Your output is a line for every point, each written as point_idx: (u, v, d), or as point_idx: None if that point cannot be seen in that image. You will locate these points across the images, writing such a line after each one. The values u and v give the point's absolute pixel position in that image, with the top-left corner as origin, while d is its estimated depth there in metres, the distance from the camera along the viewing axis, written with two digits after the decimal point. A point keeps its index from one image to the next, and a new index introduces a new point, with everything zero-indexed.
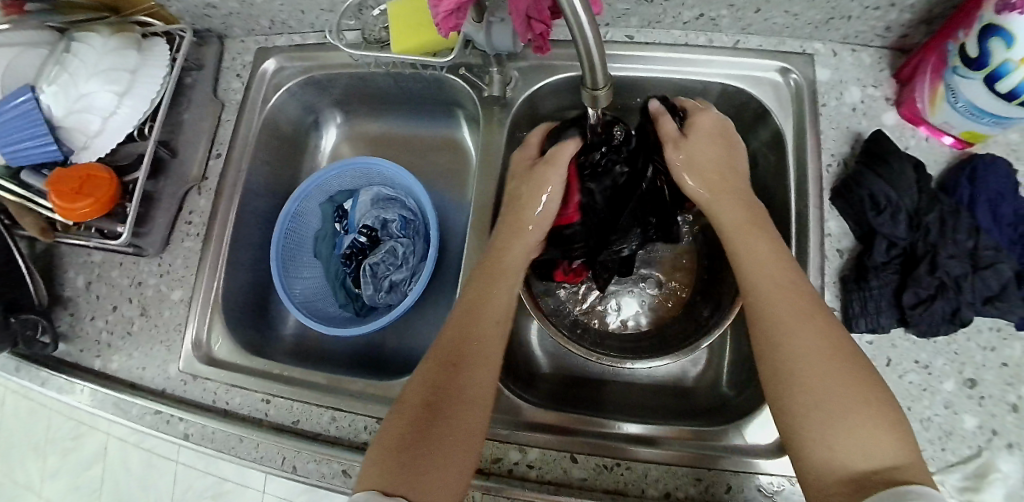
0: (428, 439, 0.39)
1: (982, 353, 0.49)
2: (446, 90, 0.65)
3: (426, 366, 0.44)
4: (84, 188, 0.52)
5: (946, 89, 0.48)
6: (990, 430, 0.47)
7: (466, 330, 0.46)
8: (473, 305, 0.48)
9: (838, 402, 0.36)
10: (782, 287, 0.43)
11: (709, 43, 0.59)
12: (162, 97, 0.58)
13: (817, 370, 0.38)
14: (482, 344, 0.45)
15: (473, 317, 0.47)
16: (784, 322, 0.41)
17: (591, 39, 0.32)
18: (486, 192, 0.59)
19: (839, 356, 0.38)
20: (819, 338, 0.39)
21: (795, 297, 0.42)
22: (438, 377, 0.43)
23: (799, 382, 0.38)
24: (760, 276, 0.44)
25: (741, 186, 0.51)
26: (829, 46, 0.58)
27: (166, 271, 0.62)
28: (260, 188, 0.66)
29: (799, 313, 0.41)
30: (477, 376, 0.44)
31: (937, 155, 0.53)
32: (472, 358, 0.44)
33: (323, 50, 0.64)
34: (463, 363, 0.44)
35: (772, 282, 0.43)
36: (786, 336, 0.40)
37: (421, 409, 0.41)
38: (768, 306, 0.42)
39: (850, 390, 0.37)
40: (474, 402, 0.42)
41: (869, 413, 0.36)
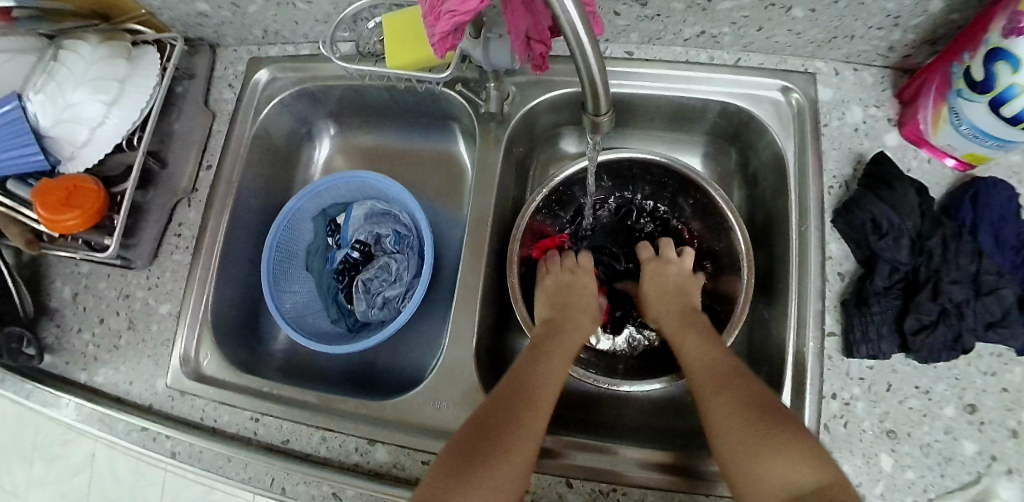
0: (485, 463, 0.41)
1: (982, 378, 0.48)
2: (442, 103, 0.64)
3: (485, 404, 0.46)
4: (70, 200, 0.51)
5: (950, 111, 0.47)
6: (989, 456, 0.46)
7: (526, 373, 0.49)
8: (530, 356, 0.51)
9: (756, 443, 0.40)
10: (711, 361, 0.49)
11: (709, 60, 0.59)
12: (151, 107, 0.57)
13: (732, 419, 0.43)
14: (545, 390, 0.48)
15: (532, 363, 0.50)
16: (709, 392, 0.46)
17: (592, 59, 0.31)
18: (482, 208, 0.58)
19: (756, 404, 0.43)
20: (739, 394, 0.44)
21: (718, 367, 0.47)
22: (495, 409, 0.45)
23: (725, 441, 0.42)
24: (697, 353, 0.50)
25: (684, 293, 0.59)
26: (831, 65, 0.57)
27: (155, 284, 0.61)
28: (252, 200, 0.65)
29: (715, 380, 0.46)
30: (530, 425, 0.44)
31: (938, 178, 0.53)
32: (536, 397, 0.47)
33: (318, 61, 0.63)
34: (528, 398, 0.46)
35: (705, 361, 0.49)
36: (714, 399, 0.45)
37: (478, 436, 0.43)
38: (697, 381, 0.48)
39: (760, 428, 0.41)
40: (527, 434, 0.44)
41: (782, 448, 0.39)
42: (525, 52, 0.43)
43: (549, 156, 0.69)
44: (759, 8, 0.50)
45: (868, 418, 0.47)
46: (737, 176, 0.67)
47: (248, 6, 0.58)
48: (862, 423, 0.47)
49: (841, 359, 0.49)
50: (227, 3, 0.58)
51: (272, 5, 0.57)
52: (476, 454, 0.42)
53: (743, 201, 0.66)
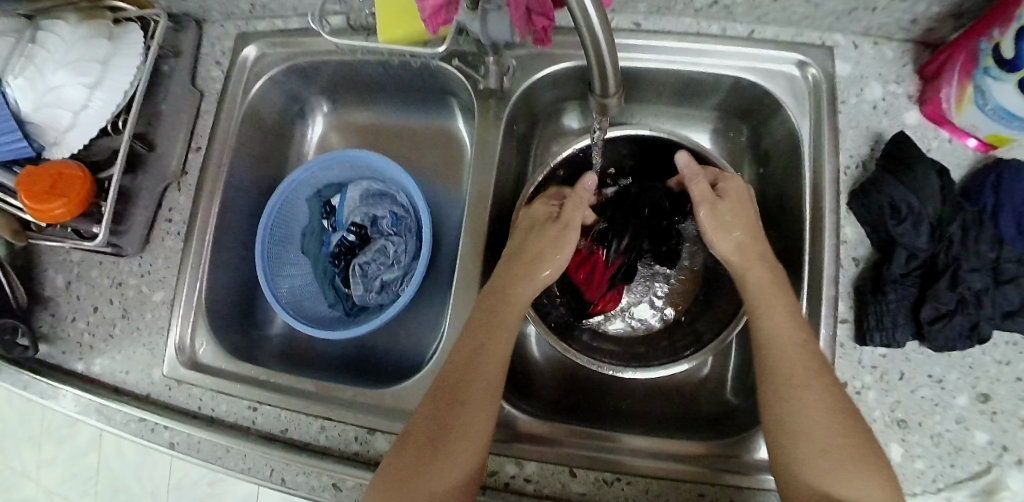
0: (421, 476, 0.39)
1: (996, 367, 0.47)
2: (438, 78, 0.61)
3: (426, 404, 0.43)
4: (56, 188, 0.49)
5: (975, 90, 0.44)
6: (1000, 446, 0.45)
7: (464, 366, 0.44)
8: (478, 341, 0.45)
9: (836, 460, 0.37)
10: (798, 348, 0.41)
11: (721, 32, 0.56)
12: (136, 88, 0.54)
13: (823, 424, 0.38)
14: (483, 377, 0.43)
15: (479, 347, 0.45)
16: (784, 393, 0.40)
17: (600, 37, 0.29)
18: (481, 191, 0.56)
19: (843, 415, 0.38)
20: (825, 394, 0.39)
21: (809, 358, 0.41)
22: (432, 417, 0.42)
23: (799, 435, 0.38)
24: (773, 319, 0.43)
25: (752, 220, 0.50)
26: (850, 38, 0.54)
27: (148, 271, 0.59)
28: (244, 183, 0.63)
29: (805, 372, 0.40)
30: (473, 415, 0.42)
31: (959, 159, 0.51)
32: (471, 397, 0.42)
33: (308, 35, 0.60)
34: (463, 402, 0.42)
35: (783, 333, 0.42)
36: (797, 389, 0.40)
37: (420, 446, 0.41)
38: (782, 359, 0.41)
39: (852, 446, 0.37)
40: (466, 440, 0.41)
41: (858, 466, 0.37)
42: (525, 26, 0.40)
43: (552, 134, 0.67)
44: None
45: (879, 408, 0.46)
46: (747, 155, 0.64)
47: None
48: (873, 412, 0.46)
49: (853, 348, 0.47)
50: None
51: None
52: (423, 459, 0.40)
53: (753, 181, 0.64)
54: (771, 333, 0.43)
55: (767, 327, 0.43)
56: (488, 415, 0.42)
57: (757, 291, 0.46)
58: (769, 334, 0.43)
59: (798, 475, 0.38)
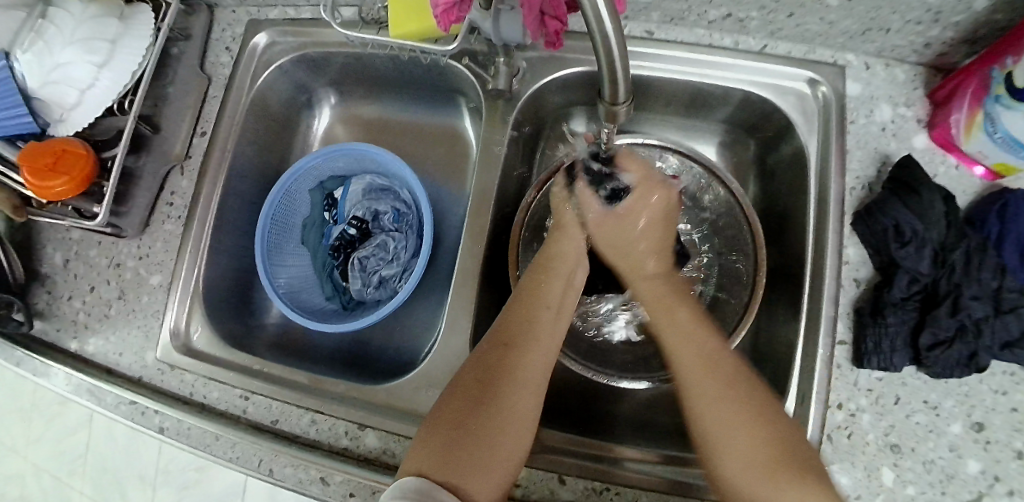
0: (476, 415, 0.39)
1: (992, 396, 0.46)
2: (447, 75, 0.61)
3: (480, 352, 0.43)
4: (57, 165, 0.48)
5: (985, 118, 0.44)
6: (992, 476, 0.45)
7: (520, 318, 0.45)
8: (528, 294, 0.48)
9: (759, 474, 0.35)
10: (707, 370, 0.40)
11: (733, 45, 0.56)
12: (144, 70, 0.53)
13: (737, 435, 0.37)
14: (536, 327, 0.45)
15: (532, 298, 0.47)
16: (704, 397, 0.39)
17: (615, 42, 0.28)
18: (484, 191, 0.56)
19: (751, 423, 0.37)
20: (737, 412, 0.38)
21: (711, 364, 0.40)
22: (489, 359, 0.42)
23: (721, 453, 0.37)
24: (684, 345, 0.42)
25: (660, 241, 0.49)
26: (862, 58, 0.54)
27: (146, 254, 0.59)
28: (247, 170, 0.63)
29: (712, 375, 0.40)
30: (528, 362, 0.43)
31: (965, 186, 0.50)
32: (525, 341, 0.44)
33: (319, 26, 0.60)
34: (516, 344, 0.43)
35: (692, 350, 0.42)
36: (708, 406, 0.39)
37: (475, 392, 0.40)
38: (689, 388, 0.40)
39: (768, 446, 0.36)
40: (523, 382, 0.41)
41: (795, 471, 0.35)
42: (539, 28, 0.41)
43: (558, 136, 0.66)
44: None
45: (873, 431, 0.46)
46: (753, 169, 0.64)
47: None
48: (866, 435, 0.46)
49: (850, 369, 0.47)
50: None
51: None
52: (478, 402, 0.40)
53: (757, 195, 0.64)
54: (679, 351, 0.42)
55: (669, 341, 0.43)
56: (542, 362, 0.43)
57: (668, 311, 0.45)
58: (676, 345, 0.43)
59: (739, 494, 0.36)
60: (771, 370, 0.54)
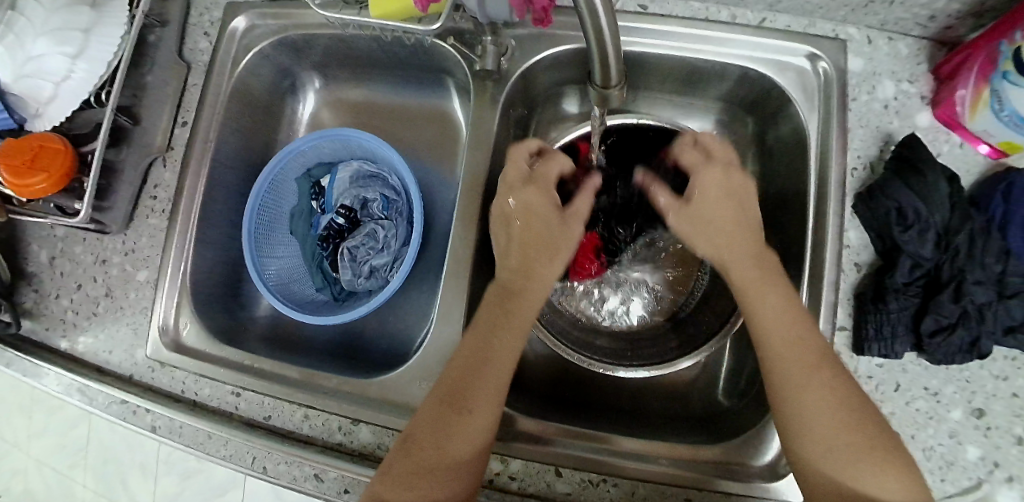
0: (426, 469, 0.38)
1: (993, 381, 0.46)
2: (432, 56, 0.59)
3: (431, 396, 0.42)
4: (35, 162, 0.47)
5: (992, 94, 0.43)
6: (991, 462, 0.44)
7: (476, 356, 0.42)
8: (487, 327, 0.43)
9: (851, 451, 0.36)
10: (797, 343, 0.39)
11: (731, 20, 0.53)
12: (119, 59, 0.50)
13: (826, 421, 0.36)
14: (488, 377, 0.41)
15: (485, 342, 0.43)
16: (793, 372, 0.38)
17: (605, 23, 0.27)
18: (475, 178, 0.54)
19: (854, 416, 0.36)
20: (828, 384, 0.38)
21: (795, 336, 0.39)
22: (455, 385, 0.41)
23: (802, 431, 0.37)
24: (785, 330, 0.40)
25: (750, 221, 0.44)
26: (864, 32, 0.52)
27: (132, 250, 0.58)
28: (231, 160, 0.61)
29: (813, 362, 0.38)
30: (478, 411, 0.40)
31: (969, 165, 0.49)
32: (489, 365, 0.42)
33: (298, 7, 0.57)
34: (466, 398, 0.41)
35: (791, 334, 0.39)
36: (812, 393, 0.37)
37: (426, 435, 0.40)
38: (777, 360, 0.39)
39: (863, 439, 0.36)
40: (484, 411, 0.41)
41: (872, 455, 0.35)
42: None
43: (550, 118, 0.65)
44: None
45: None
46: (751, 149, 0.62)
47: None
48: None
49: (849, 355, 0.46)
50: None
51: None
52: (423, 452, 0.39)
53: (756, 177, 0.62)
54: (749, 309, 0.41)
55: (755, 311, 0.41)
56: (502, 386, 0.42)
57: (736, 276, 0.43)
58: (756, 304, 0.41)
59: (815, 460, 0.37)
60: None
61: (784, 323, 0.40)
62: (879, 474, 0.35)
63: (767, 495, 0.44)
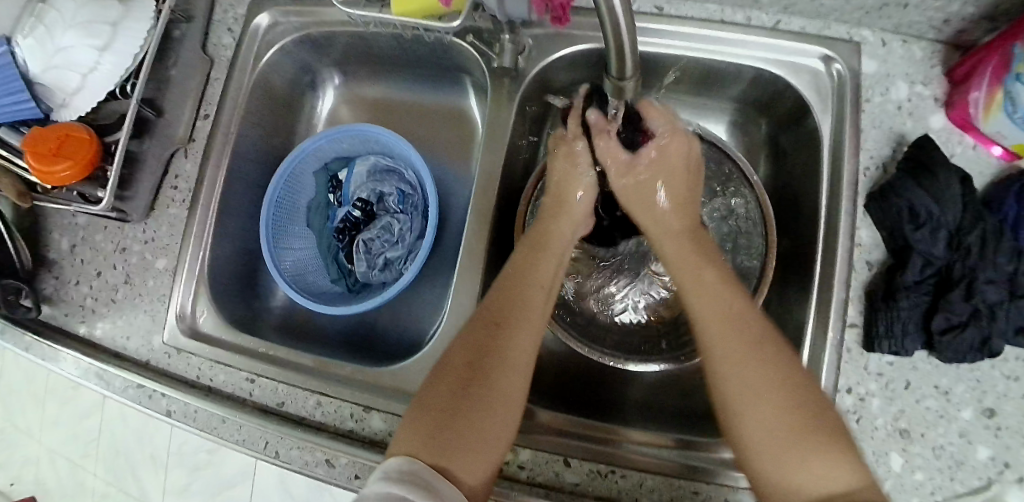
0: (472, 399, 0.38)
1: (1005, 382, 0.46)
2: (451, 55, 0.60)
3: (468, 327, 0.43)
4: (62, 149, 0.48)
5: (1006, 97, 0.43)
6: (1002, 463, 0.44)
7: (504, 297, 0.44)
8: (517, 271, 0.46)
9: (784, 439, 0.34)
10: (724, 318, 0.40)
11: (746, 21, 0.54)
12: (145, 52, 0.52)
13: (772, 412, 0.35)
14: (527, 308, 0.44)
15: (518, 280, 0.46)
16: (731, 347, 0.38)
17: (621, 17, 0.28)
18: (491, 172, 0.55)
19: (793, 397, 0.35)
20: (772, 367, 0.37)
21: (739, 319, 0.40)
22: (483, 339, 0.41)
23: (740, 420, 0.36)
24: (713, 317, 0.40)
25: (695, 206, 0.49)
26: (878, 35, 0.53)
27: (151, 238, 0.58)
28: (252, 153, 0.62)
29: (739, 342, 0.38)
30: (522, 330, 0.42)
31: (982, 167, 0.49)
32: (516, 321, 0.43)
33: (321, 4, 0.58)
34: (505, 324, 0.42)
35: (717, 312, 0.40)
36: (738, 366, 0.37)
37: (468, 368, 0.40)
38: (708, 331, 0.40)
39: (798, 420, 0.34)
40: (514, 368, 0.40)
41: (811, 447, 0.33)
42: None
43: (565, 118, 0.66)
44: None
45: (882, 416, 0.45)
46: (762, 150, 0.63)
47: None
48: (875, 420, 0.45)
49: (860, 353, 0.46)
50: None
51: None
52: (469, 383, 0.39)
53: (767, 177, 0.63)
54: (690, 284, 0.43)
55: (687, 280, 0.44)
56: (531, 343, 0.43)
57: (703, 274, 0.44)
58: (689, 280, 0.44)
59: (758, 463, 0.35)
60: None
61: (709, 305, 0.41)
62: (818, 452, 0.33)
63: None
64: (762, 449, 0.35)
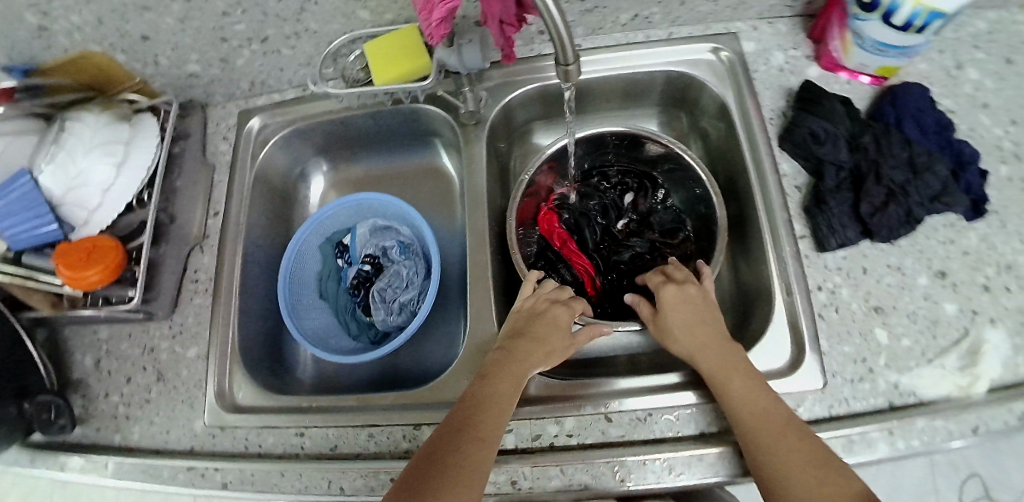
0: (453, 449, 0.43)
1: (943, 247, 0.54)
2: (423, 120, 0.71)
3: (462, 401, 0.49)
4: (92, 257, 0.52)
5: (853, 35, 0.56)
6: (970, 311, 0.51)
7: (492, 371, 0.51)
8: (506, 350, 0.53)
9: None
10: (754, 413, 0.45)
11: (647, 38, 0.68)
12: (156, 165, 0.60)
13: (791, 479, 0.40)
14: (503, 379, 0.50)
15: (506, 356, 0.52)
16: (759, 434, 0.43)
17: (555, 15, 0.37)
18: (474, 199, 0.65)
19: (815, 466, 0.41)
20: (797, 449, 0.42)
21: (760, 411, 0.45)
22: (439, 447, 0.44)
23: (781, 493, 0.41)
24: (742, 410, 0.45)
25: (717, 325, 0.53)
26: (749, 23, 0.67)
27: (178, 332, 0.61)
28: (261, 238, 0.69)
29: (765, 434, 0.43)
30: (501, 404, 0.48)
31: (862, 94, 0.61)
32: (493, 389, 0.49)
33: (303, 103, 0.70)
34: (488, 395, 0.48)
35: (755, 410, 0.45)
36: (783, 455, 0.42)
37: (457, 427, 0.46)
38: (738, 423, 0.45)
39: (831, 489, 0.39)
40: (488, 427, 0.46)
41: None
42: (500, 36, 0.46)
43: (526, 151, 0.76)
44: None
45: (855, 301, 0.53)
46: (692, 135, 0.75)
47: (236, 60, 0.62)
48: (850, 305, 0.53)
49: (817, 256, 0.55)
50: (217, 61, 0.62)
51: (259, 56, 0.62)
52: (452, 439, 0.44)
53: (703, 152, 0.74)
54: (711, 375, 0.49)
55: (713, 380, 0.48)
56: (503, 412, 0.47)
57: (719, 362, 0.49)
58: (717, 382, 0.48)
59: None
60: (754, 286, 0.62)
61: (750, 404, 0.45)
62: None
63: (794, 388, 0.50)
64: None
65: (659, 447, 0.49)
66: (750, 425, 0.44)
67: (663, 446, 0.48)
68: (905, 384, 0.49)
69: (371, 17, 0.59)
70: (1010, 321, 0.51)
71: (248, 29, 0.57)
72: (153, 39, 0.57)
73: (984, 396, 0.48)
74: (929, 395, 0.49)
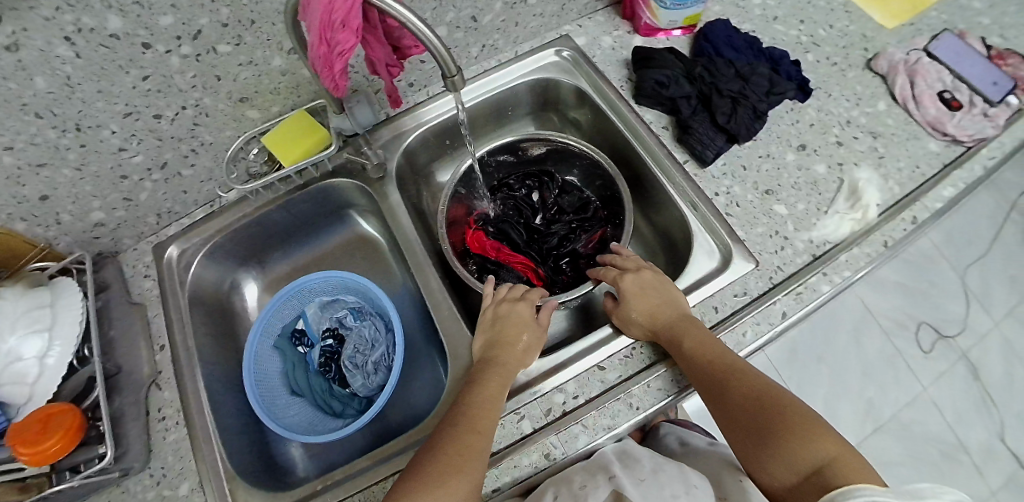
0: (443, 454, 0.46)
1: (794, 127, 0.66)
2: (331, 196, 0.75)
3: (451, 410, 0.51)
4: (49, 425, 0.50)
5: (655, 1, 0.69)
6: (837, 165, 0.63)
7: (478, 377, 0.53)
8: (487, 359, 0.55)
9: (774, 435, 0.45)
10: (710, 364, 0.49)
11: (499, 62, 0.78)
12: (87, 318, 0.59)
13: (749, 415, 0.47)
14: (488, 384, 0.52)
15: (489, 362, 0.54)
16: (716, 383, 0.48)
17: (428, 33, 0.43)
18: (408, 238, 0.69)
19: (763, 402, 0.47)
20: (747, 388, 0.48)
21: (715, 362, 0.49)
22: (433, 455, 0.47)
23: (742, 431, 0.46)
24: (700, 363, 0.49)
25: (672, 292, 0.56)
26: (574, 24, 0.79)
27: (161, 476, 0.57)
28: (213, 357, 0.68)
29: (721, 382, 0.48)
30: (487, 403, 0.50)
31: (681, 44, 0.74)
32: (478, 393, 0.51)
33: (213, 218, 0.71)
34: (475, 400, 0.50)
35: (711, 361, 0.49)
36: (737, 399, 0.47)
37: (449, 432, 0.48)
38: (699, 376, 0.49)
39: (783, 423, 0.45)
40: (476, 427, 0.48)
41: (797, 437, 0.44)
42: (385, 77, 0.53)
43: (434, 192, 0.82)
44: (508, 10, 0.70)
45: (748, 192, 0.62)
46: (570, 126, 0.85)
47: (138, 195, 0.65)
48: (746, 197, 0.61)
49: (703, 171, 0.64)
50: (121, 201, 0.64)
51: (161, 184, 0.65)
52: (444, 446, 0.47)
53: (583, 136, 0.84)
54: (670, 339, 0.52)
55: (671, 344, 0.52)
56: (491, 410, 0.50)
57: (676, 326, 0.52)
58: (674, 344, 0.51)
59: (753, 463, 0.46)
60: (662, 224, 0.70)
61: (706, 356, 0.49)
62: (812, 444, 0.43)
63: (737, 272, 0.57)
64: (755, 452, 0.45)
65: (652, 369, 0.54)
66: (707, 377, 0.48)
67: (656, 367, 0.54)
68: (818, 236, 0.58)
69: (260, 115, 0.65)
70: (869, 161, 0.63)
71: (146, 158, 0.61)
72: (52, 197, 0.58)
73: (880, 218, 0.59)
74: (836, 237, 0.58)
